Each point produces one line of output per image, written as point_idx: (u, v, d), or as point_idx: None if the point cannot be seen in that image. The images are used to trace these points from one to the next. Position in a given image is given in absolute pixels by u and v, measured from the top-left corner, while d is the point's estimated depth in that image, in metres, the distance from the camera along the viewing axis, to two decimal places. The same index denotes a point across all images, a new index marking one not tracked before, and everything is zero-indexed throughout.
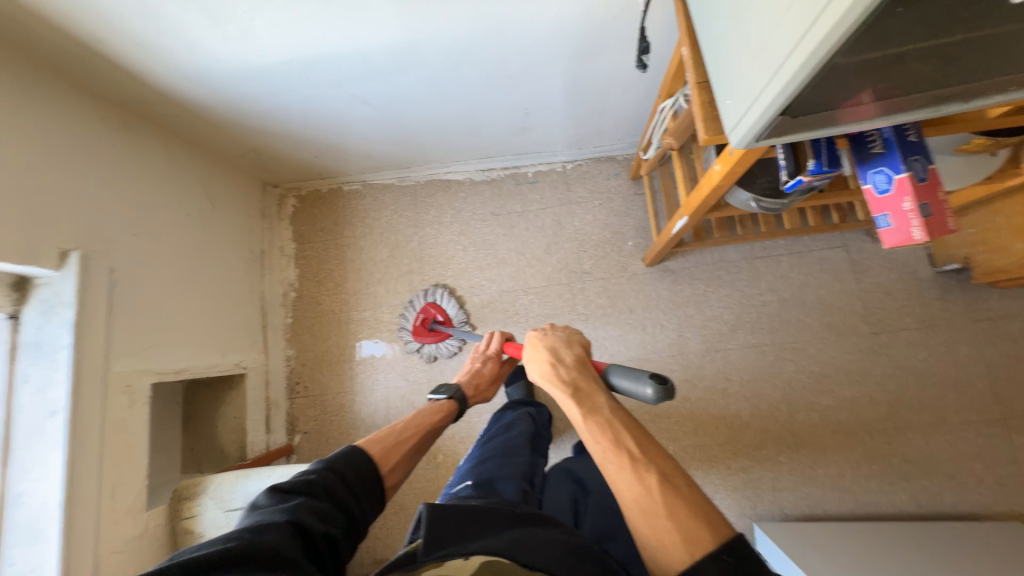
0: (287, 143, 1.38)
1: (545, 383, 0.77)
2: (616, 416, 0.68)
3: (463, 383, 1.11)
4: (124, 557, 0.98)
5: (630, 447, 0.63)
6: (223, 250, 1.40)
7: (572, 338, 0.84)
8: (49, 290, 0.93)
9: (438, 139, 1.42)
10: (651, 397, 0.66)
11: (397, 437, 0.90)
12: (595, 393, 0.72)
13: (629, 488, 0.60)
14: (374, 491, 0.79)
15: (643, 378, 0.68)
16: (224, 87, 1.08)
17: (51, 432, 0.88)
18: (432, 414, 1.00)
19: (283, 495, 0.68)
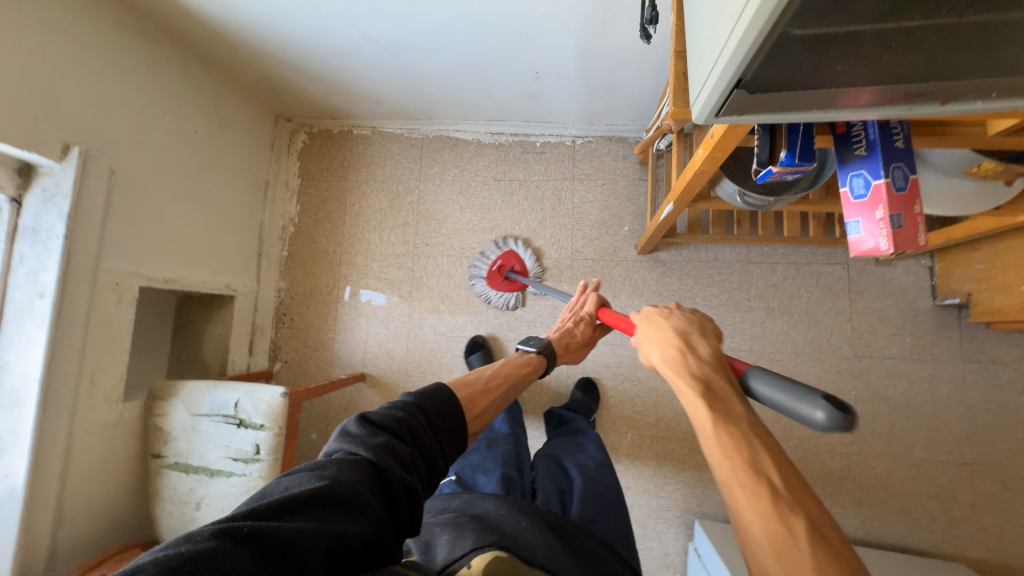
0: (300, 76, 1.39)
1: (664, 370, 0.64)
2: (756, 433, 0.53)
3: (554, 337, 1.16)
4: (94, 438, 1.05)
5: (771, 476, 0.49)
6: (227, 173, 1.44)
7: (706, 327, 0.70)
8: (50, 180, 0.98)
9: (448, 93, 1.41)
10: (820, 423, 0.50)
11: (488, 383, 0.93)
12: (730, 398, 0.58)
13: (764, 522, 0.46)
14: (450, 439, 0.75)
15: (810, 400, 0.51)
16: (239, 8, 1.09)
17: (37, 312, 0.94)
18: (520, 365, 1.03)
19: (370, 429, 0.64)
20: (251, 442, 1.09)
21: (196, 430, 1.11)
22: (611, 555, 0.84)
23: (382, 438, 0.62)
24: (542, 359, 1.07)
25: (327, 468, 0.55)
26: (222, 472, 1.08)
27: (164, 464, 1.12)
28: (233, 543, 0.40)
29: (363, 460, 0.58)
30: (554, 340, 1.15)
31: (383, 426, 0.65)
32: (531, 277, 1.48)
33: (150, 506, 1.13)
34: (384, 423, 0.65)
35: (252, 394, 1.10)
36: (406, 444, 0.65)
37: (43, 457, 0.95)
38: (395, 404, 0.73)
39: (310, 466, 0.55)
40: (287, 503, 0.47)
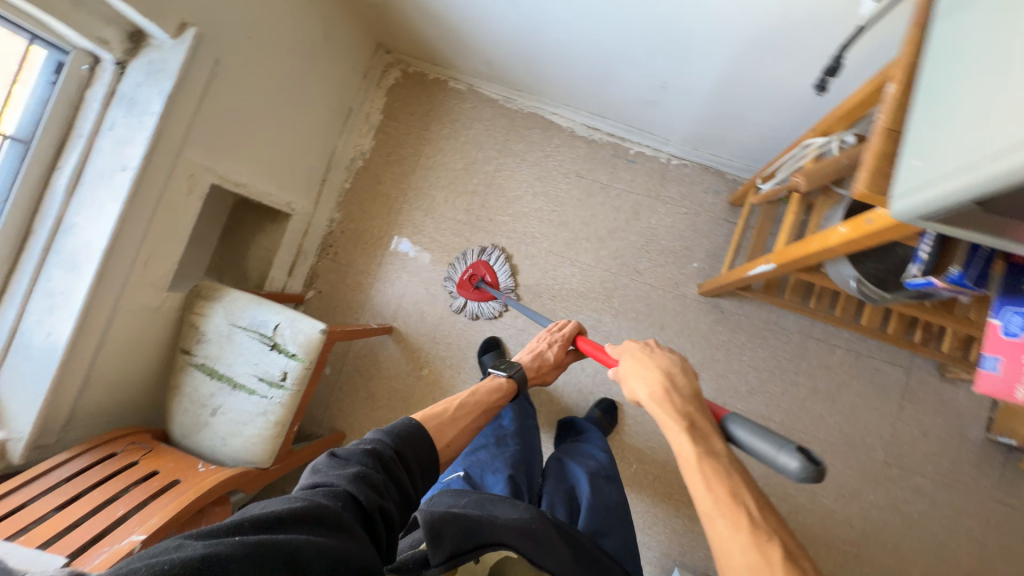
0: (417, 13, 1.32)
1: (654, 407, 0.75)
2: (734, 470, 0.65)
3: (524, 362, 1.19)
4: (136, 319, 1.06)
5: (747, 509, 0.61)
6: (317, 91, 1.40)
7: (685, 365, 0.81)
8: (159, 55, 0.95)
9: (562, 74, 1.34)
10: (795, 471, 0.59)
11: (455, 411, 1.01)
12: (711, 437, 0.69)
13: (743, 553, 0.57)
14: (424, 467, 0.86)
15: (788, 450, 0.60)
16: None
17: (116, 183, 0.93)
18: (490, 393, 1.10)
19: (342, 462, 0.77)
20: (280, 367, 1.08)
21: (230, 339, 1.10)
22: (613, 561, 0.93)
23: (354, 469, 0.75)
24: (512, 384, 1.12)
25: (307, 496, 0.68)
26: (245, 388, 1.09)
27: (192, 362, 1.12)
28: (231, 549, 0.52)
29: (339, 489, 0.71)
30: (525, 364, 1.18)
31: (355, 459, 0.77)
32: (500, 289, 1.47)
33: (168, 398, 1.13)
34: (356, 456, 0.78)
35: (293, 322, 1.10)
36: (378, 473, 0.77)
37: (87, 325, 0.95)
38: (370, 438, 0.84)
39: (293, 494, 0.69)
40: (272, 521, 0.60)
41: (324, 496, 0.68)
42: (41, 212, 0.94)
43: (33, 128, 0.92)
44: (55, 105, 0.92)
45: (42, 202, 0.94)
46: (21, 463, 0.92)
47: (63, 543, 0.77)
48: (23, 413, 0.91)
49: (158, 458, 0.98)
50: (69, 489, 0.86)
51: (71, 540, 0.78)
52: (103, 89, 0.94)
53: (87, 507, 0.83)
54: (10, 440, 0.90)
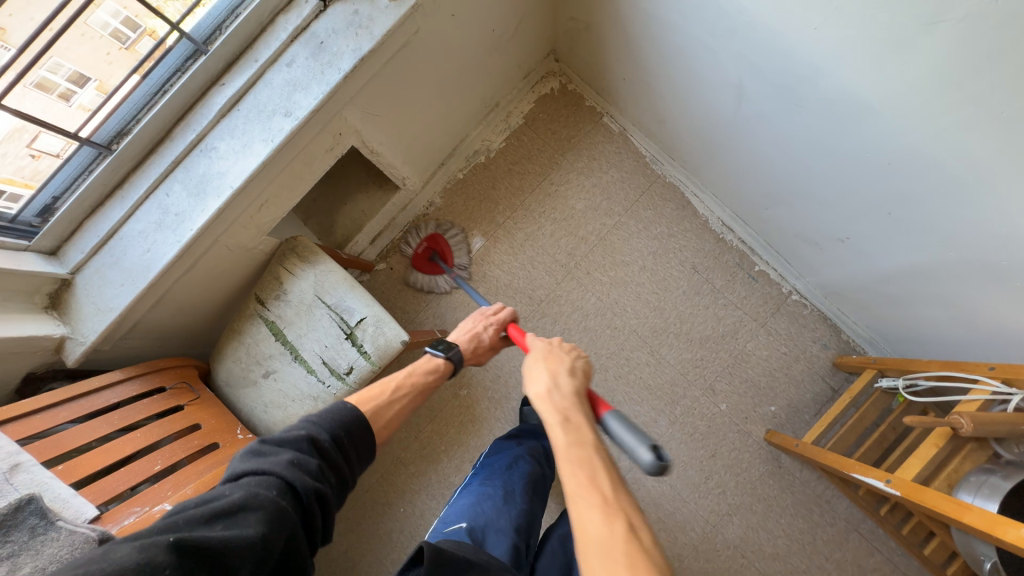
0: (619, 48, 1.22)
1: (536, 400, 0.72)
2: (596, 452, 0.63)
3: (459, 342, 0.97)
4: (229, 256, 0.99)
5: (604, 491, 0.58)
6: (479, 79, 1.29)
7: (578, 366, 0.81)
8: (368, 9, 0.85)
9: (733, 172, 1.24)
10: (648, 466, 0.66)
11: (385, 393, 0.81)
12: (584, 426, 0.67)
13: (596, 529, 0.54)
14: (371, 448, 0.73)
15: (644, 446, 0.67)
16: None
17: (274, 127, 0.84)
18: (426, 372, 0.89)
19: (274, 442, 0.65)
20: (348, 361, 1.01)
21: (310, 310, 1.03)
22: None
23: (286, 454, 0.63)
24: (449, 368, 0.91)
25: (231, 487, 0.58)
26: (305, 364, 1.02)
27: (262, 314, 1.05)
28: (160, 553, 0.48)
29: (267, 483, 0.59)
30: (458, 343, 0.96)
31: (288, 441, 0.65)
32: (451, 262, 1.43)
33: (225, 338, 1.07)
34: (290, 437, 0.66)
35: (379, 320, 1.03)
36: (314, 457, 0.65)
37: (185, 256, 0.87)
38: (307, 418, 0.70)
39: (216, 485, 0.59)
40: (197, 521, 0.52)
41: (255, 488, 0.58)
42: (186, 123, 0.85)
43: (210, 34, 0.83)
44: (244, 21, 0.82)
45: (190, 113, 0.86)
46: (73, 366, 0.87)
47: (95, 489, 0.72)
48: (94, 319, 0.85)
49: (202, 410, 0.93)
50: (114, 420, 0.80)
51: (102, 488, 0.72)
52: (295, 22, 0.85)
53: (125, 450, 0.78)
54: (69, 340, 0.85)
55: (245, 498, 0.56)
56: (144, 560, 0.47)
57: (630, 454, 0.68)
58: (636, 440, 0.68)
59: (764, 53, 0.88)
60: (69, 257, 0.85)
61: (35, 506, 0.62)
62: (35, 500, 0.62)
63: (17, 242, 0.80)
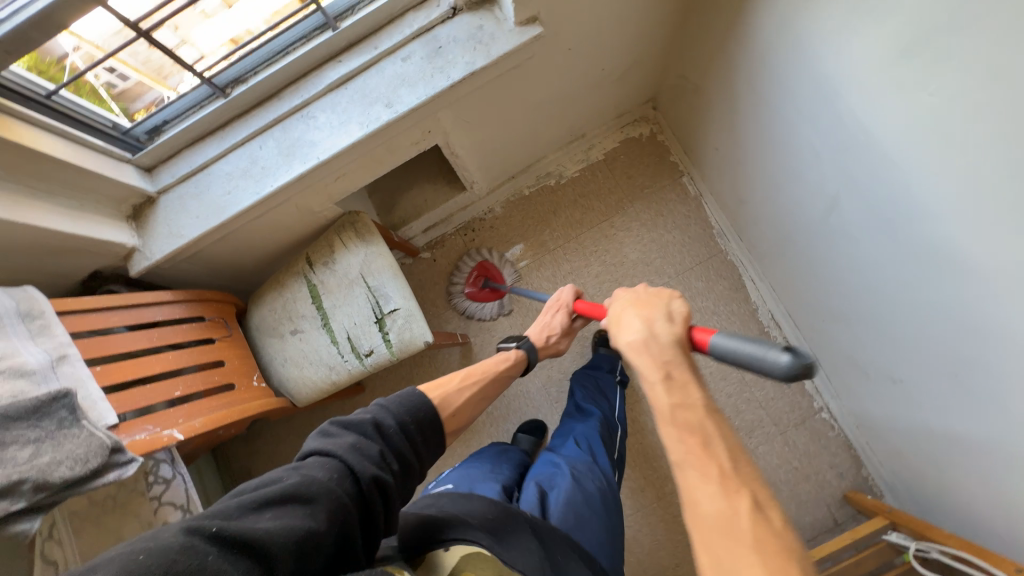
0: (720, 117, 1.19)
1: (630, 355, 0.65)
2: (709, 417, 0.54)
3: (532, 334, 1.10)
4: (295, 214, 1.04)
5: (715, 457, 0.51)
6: (575, 109, 1.29)
7: (678, 316, 0.69)
8: (493, 27, 0.87)
9: (801, 274, 1.19)
10: (782, 366, 0.57)
11: (452, 382, 0.87)
12: (688, 384, 0.58)
13: (710, 500, 0.48)
14: (435, 438, 0.74)
15: (777, 349, 0.58)
16: (778, 73, 0.90)
17: (373, 114, 0.87)
18: (499, 363, 0.99)
19: (341, 424, 0.67)
20: (370, 344, 1.04)
21: (350, 286, 1.07)
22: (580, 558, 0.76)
23: (351, 437, 0.65)
24: (520, 359, 1.01)
25: (297, 467, 0.60)
26: (331, 334, 1.06)
27: (307, 275, 1.10)
28: (201, 539, 0.47)
29: (330, 466, 0.60)
30: (533, 335, 1.10)
31: (354, 424, 0.67)
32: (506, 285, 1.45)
33: (266, 287, 1.13)
34: (356, 420, 0.68)
35: (409, 315, 1.05)
36: (376, 443, 0.66)
37: (258, 207, 0.92)
38: (374, 406, 0.72)
39: (289, 462, 0.61)
40: (250, 506, 0.53)
41: (318, 469, 0.60)
42: (296, 88, 0.90)
43: (342, 12, 0.88)
44: (376, 10, 0.86)
45: (303, 79, 0.90)
46: (134, 277, 0.93)
47: (120, 398, 0.77)
48: (163, 240, 0.91)
49: (230, 349, 0.98)
50: (154, 337, 0.86)
51: (126, 399, 0.77)
52: (421, 22, 0.88)
53: (155, 368, 0.83)
54: (137, 253, 0.91)
55: (304, 478, 0.57)
56: (187, 544, 0.46)
57: (761, 364, 0.60)
58: (761, 346, 0.60)
59: (861, 179, 0.84)
60: (159, 178, 0.91)
61: (67, 401, 0.67)
62: (69, 396, 0.67)
63: (122, 155, 0.86)
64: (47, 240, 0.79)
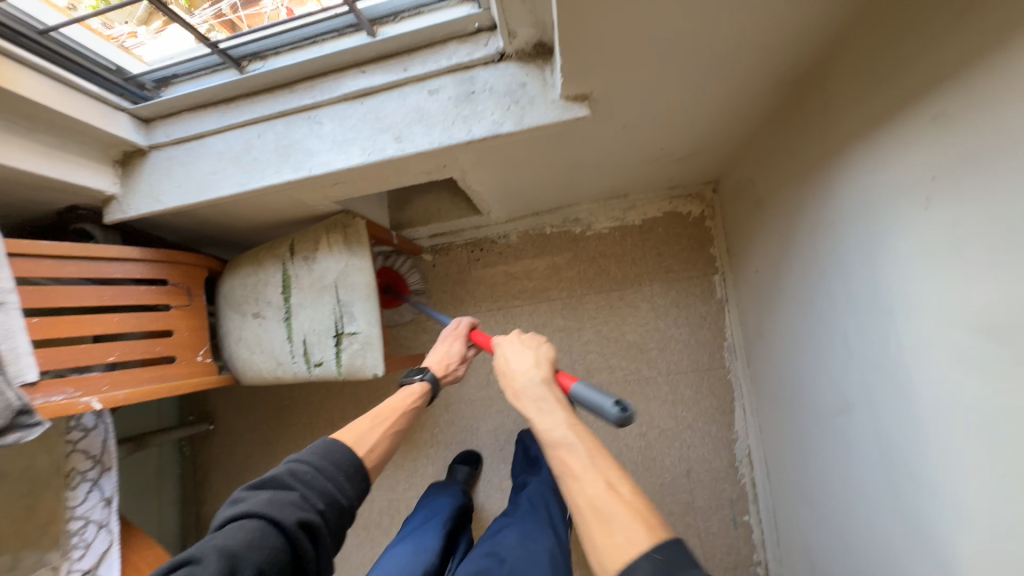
0: (769, 242, 1.04)
1: (517, 397, 0.75)
2: (571, 429, 0.64)
3: (433, 364, 1.00)
4: (286, 202, 0.99)
5: (578, 459, 0.60)
6: (621, 174, 1.15)
7: (542, 360, 0.79)
8: (536, 90, 0.75)
9: (788, 439, 1.07)
10: (613, 417, 0.65)
11: (364, 424, 0.81)
12: (557, 408, 0.69)
13: (581, 489, 0.57)
14: (359, 473, 0.73)
15: (608, 401, 0.66)
16: (839, 245, 0.76)
17: (378, 145, 0.79)
18: (407, 398, 0.91)
19: (257, 483, 0.66)
20: (322, 356, 1.01)
21: (321, 291, 1.03)
22: None
23: (268, 492, 0.64)
24: (427, 389, 0.94)
25: (217, 535, 0.59)
26: (288, 331, 1.03)
27: (285, 262, 1.06)
28: None
29: (247, 526, 0.60)
30: (433, 365, 1.00)
31: (268, 480, 0.66)
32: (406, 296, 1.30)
33: (246, 258, 1.10)
34: (272, 474, 0.67)
35: (366, 343, 1.00)
36: (297, 489, 0.65)
37: (242, 196, 0.87)
38: (292, 457, 0.71)
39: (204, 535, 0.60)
40: None
41: (238, 531, 0.59)
42: (312, 85, 0.82)
43: (382, 17, 0.78)
44: (415, 30, 0.75)
45: (321, 77, 0.82)
46: (108, 223, 0.91)
47: (48, 354, 0.77)
48: (142, 198, 0.88)
49: (184, 318, 0.97)
50: (104, 295, 0.85)
51: (55, 355, 0.77)
52: (461, 58, 0.76)
53: (95, 328, 0.83)
54: (116, 202, 0.89)
55: (220, 546, 0.57)
56: None
57: (599, 411, 0.67)
58: (602, 396, 0.68)
59: (877, 404, 0.71)
60: (155, 134, 0.87)
61: None
62: None
63: (117, 104, 0.83)
64: (22, 177, 0.77)
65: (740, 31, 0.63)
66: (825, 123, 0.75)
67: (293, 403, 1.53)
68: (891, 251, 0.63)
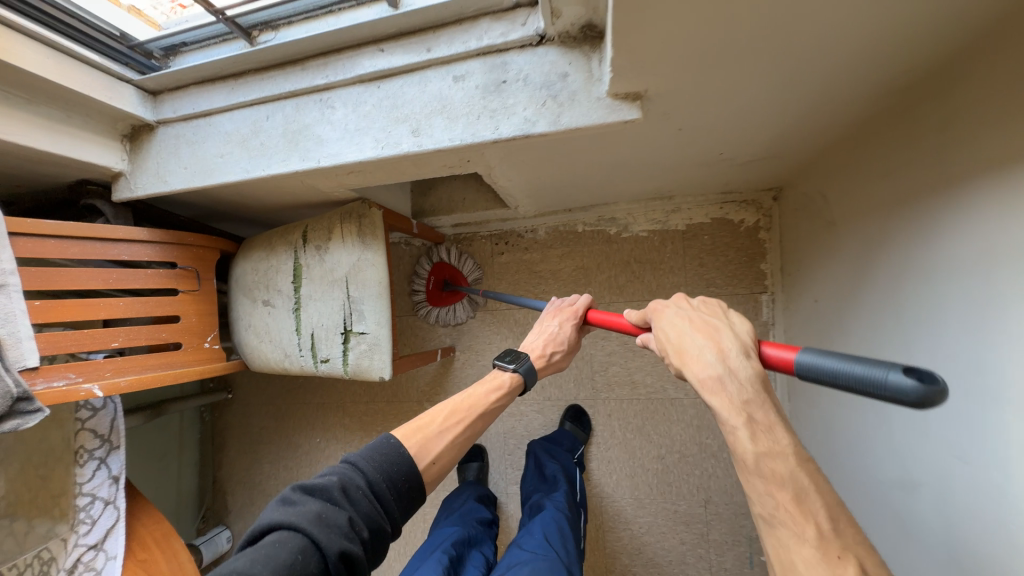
0: (836, 270, 0.90)
1: (706, 388, 0.50)
2: (803, 470, 0.44)
3: (534, 350, 0.82)
4: (298, 187, 0.92)
5: (812, 518, 0.43)
6: (671, 175, 1.01)
7: (741, 341, 0.52)
8: (579, 82, 0.63)
9: (826, 491, 0.95)
10: (907, 393, 0.39)
11: (435, 423, 0.67)
12: (777, 428, 0.46)
13: (806, 559, 0.41)
14: (414, 492, 0.58)
15: (893, 371, 0.40)
16: (936, 296, 0.62)
17: (392, 137, 0.70)
18: (486, 390, 0.76)
19: (306, 490, 0.53)
20: (329, 352, 0.97)
21: (331, 284, 0.97)
22: None
23: (315, 504, 0.50)
24: (517, 384, 0.78)
25: (249, 550, 0.47)
26: (297, 323, 0.99)
27: (297, 250, 1.00)
28: None
29: (289, 546, 0.46)
30: (533, 348, 0.82)
31: (318, 488, 0.53)
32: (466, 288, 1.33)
33: (258, 242, 1.05)
34: (323, 481, 0.53)
35: (374, 344, 0.95)
36: (348, 508, 0.51)
37: (249, 183, 0.81)
38: (346, 460, 0.57)
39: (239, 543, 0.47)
40: None
41: (274, 551, 0.46)
42: (325, 62, 0.73)
43: None
44: (442, 4, 0.64)
45: (335, 53, 0.72)
46: (117, 201, 0.87)
47: (50, 338, 0.75)
48: (149, 177, 0.83)
49: (192, 304, 0.94)
50: (109, 279, 0.82)
51: (57, 341, 0.75)
52: (494, 39, 0.65)
53: (99, 313, 0.80)
54: (123, 180, 0.84)
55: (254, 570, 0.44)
56: None
57: (874, 389, 0.42)
58: (870, 364, 0.42)
59: (955, 494, 0.59)
60: (161, 109, 0.81)
61: None
62: None
63: (122, 75, 0.76)
64: (24, 151, 0.72)
65: (849, 24, 0.49)
66: (942, 144, 0.60)
67: (307, 383, 1.52)
68: (1013, 322, 0.50)
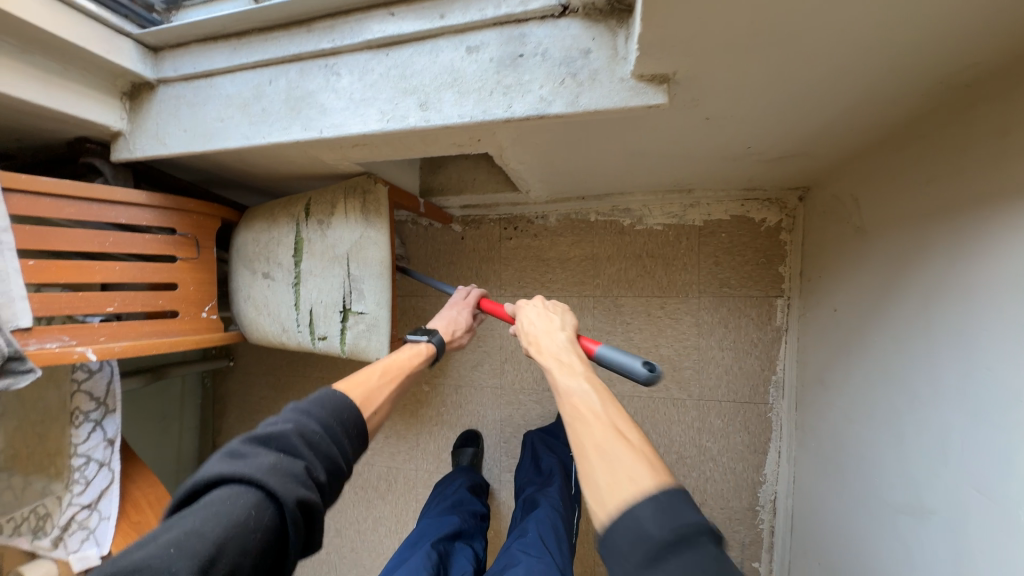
0: (860, 280, 0.84)
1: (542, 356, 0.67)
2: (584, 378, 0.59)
3: (439, 328, 0.91)
4: (301, 158, 0.88)
5: (590, 405, 0.54)
6: (691, 167, 0.96)
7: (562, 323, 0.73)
8: (602, 60, 0.58)
9: (827, 506, 0.93)
10: (641, 376, 0.61)
11: (372, 378, 0.71)
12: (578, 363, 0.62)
13: (585, 431, 0.51)
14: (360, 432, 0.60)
15: (636, 361, 0.62)
16: (971, 316, 0.57)
17: (399, 110, 0.66)
18: (413, 357, 0.81)
19: (257, 439, 0.50)
20: (326, 329, 0.95)
21: (332, 260, 0.94)
22: None
23: (268, 455, 0.48)
24: (432, 351, 0.85)
25: (199, 506, 0.44)
26: (296, 298, 0.97)
27: (300, 223, 0.97)
28: None
29: (241, 499, 0.44)
30: (439, 328, 0.91)
31: (271, 438, 0.51)
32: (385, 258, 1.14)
33: (261, 212, 1.02)
34: (275, 431, 0.51)
35: (373, 325, 0.92)
36: (303, 456, 0.50)
37: (250, 150, 0.78)
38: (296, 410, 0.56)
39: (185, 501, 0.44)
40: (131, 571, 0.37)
41: (226, 505, 0.44)
42: (332, 25, 0.68)
43: None
44: None
45: (343, 15, 0.68)
46: (115, 161, 0.84)
47: (43, 300, 0.73)
48: (148, 138, 0.80)
49: (190, 272, 0.92)
50: (106, 243, 0.80)
51: (50, 303, 0.73)
52: (512, 7, 0.59)
53: (95, 277, 0.79)
54: (122, 140, 0.81)
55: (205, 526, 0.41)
56: None
57: (625, 371, 0.63)
58: (627, 355, 0.63)
59: (971, 528, 0.56)
60: (162, 67, 0.77)
61: None
62: None
63: (120, 28, 0.72)
64: (18, 104, 0.69)
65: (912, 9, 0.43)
66: (997, 151, 0.54)
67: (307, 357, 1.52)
68: None
